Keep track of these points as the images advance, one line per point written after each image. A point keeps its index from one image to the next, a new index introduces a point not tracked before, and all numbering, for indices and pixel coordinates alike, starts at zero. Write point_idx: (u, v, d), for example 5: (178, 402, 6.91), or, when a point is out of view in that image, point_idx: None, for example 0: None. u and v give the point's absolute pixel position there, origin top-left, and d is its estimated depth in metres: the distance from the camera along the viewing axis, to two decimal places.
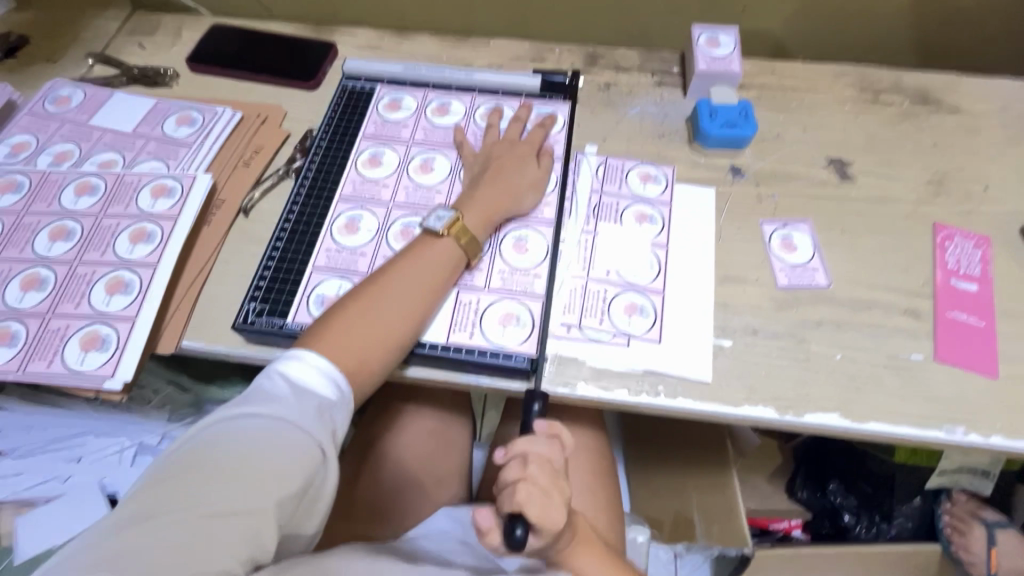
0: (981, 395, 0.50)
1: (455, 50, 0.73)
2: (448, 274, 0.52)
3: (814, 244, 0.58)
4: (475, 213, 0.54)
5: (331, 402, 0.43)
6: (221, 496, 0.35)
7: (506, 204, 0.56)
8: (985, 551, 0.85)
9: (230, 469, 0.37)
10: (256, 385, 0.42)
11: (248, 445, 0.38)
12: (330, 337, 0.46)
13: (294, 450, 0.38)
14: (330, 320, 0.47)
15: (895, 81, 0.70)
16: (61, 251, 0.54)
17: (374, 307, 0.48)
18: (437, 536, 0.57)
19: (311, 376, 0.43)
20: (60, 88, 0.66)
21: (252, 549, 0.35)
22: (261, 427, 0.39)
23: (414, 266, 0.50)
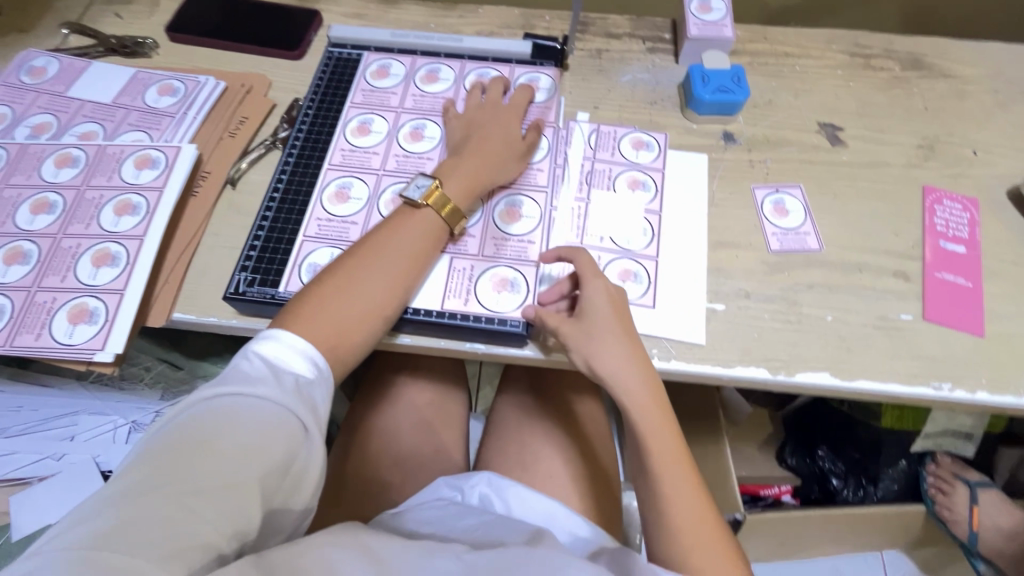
0: (968, 352, 0.51)
1: (443, 17, 0.71)
2: (429, 247, 0.51)
3: (805, 209, 0.58)
4: (457, 183, 0.53)
5: (311, 379, 0.43)
6: (205, 472, 0.36)
7: (490, 172, 0.55)
8: (967, 510, 0.88)
9: (211, 445, 0.37)
10: (235, 366, 0.42)
11: (226, 422, 0.38)
12: (309, 312, 0.46)
13: (272, 426, 0.39)
14: (308, 296, 0.46)
15: (886, 47, 0.70)
16: (43, 225, 0.53)
17: (352, 282, 0.47)
18: (436, 502, 0.56)
19: (289, 355, 0.43)
20: (34, 58, 0.64)
21: (237, 523, 0.35)
22: (243, 406, 0.39)
23: (395, 239, 0.50)
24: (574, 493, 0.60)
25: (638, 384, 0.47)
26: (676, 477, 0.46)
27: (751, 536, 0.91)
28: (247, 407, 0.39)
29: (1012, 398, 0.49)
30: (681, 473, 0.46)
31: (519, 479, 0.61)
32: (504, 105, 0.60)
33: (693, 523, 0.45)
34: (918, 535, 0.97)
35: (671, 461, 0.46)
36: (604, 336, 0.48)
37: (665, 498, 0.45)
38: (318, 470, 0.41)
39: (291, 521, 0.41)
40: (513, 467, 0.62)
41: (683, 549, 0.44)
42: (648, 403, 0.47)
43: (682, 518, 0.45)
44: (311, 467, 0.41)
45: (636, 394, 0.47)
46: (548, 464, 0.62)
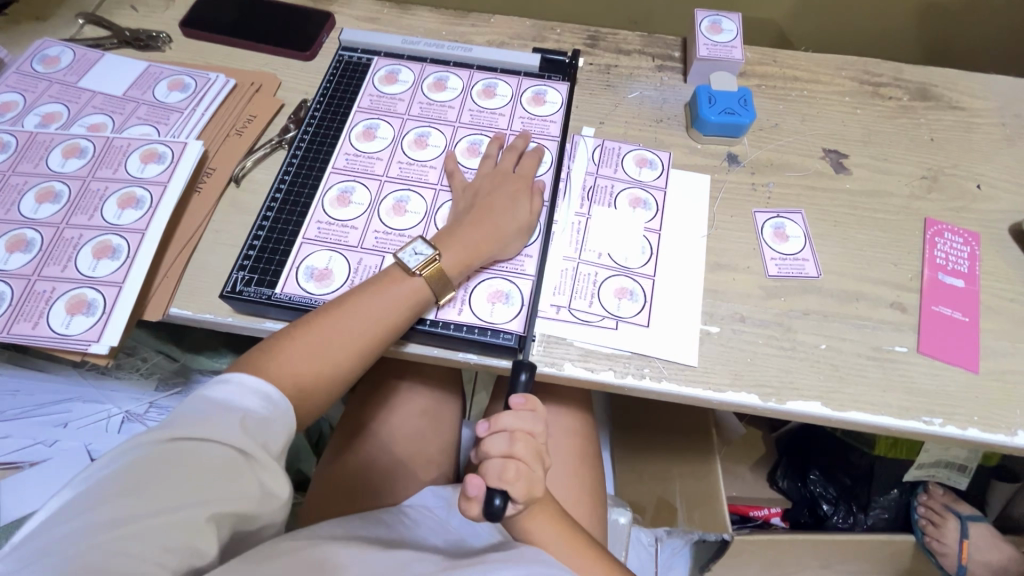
0: (961, 387, 0.51)
1: (454, 25, 0.72)
2: (409, 316, 0.49)
3: (805, 234, 0.58)
4: (452, 253, 0.51)
5: (265, 422, 0.42)
6: (154, 513, 0.35)
7: (486, 248, 0.52)
8: (957, 543, 0.87)
9: (160, 485, 0.36)
10: (192, 402, 0.40)
11: (174, 462, 0.37)
12: (272, 367, 0.45)
13: (223, 468, 0.38)
14: (276, 347, 0.46)
15: (895, 75, 0.70)
16: (47, 213, 0.54)
17: (319, 340, 0.47)
18: (423, 511, 0.58)
19: (242, 396, 0.42)
20: (48, 48, 0.65)
21: (188, 560, 0.35)
22: (193, 447, 0.37)
23: (375, 304, 0.48)
24: None
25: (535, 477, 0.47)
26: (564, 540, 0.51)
27: (737, 559, 0.91)
28: (197, 448, 0.38)
29: (1003, 437, 0.49)
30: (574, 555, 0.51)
31: None
32: (514, 173, 0.57)
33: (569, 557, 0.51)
34: (907, 565, 0.96)
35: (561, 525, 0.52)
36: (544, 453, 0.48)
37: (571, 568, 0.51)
38: (282, 498, 0.41)
39: (262, 536, 0.42)
40: None
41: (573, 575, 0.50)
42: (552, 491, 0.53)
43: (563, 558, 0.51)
44: (273, 497, 0.40)
45: None
46: None
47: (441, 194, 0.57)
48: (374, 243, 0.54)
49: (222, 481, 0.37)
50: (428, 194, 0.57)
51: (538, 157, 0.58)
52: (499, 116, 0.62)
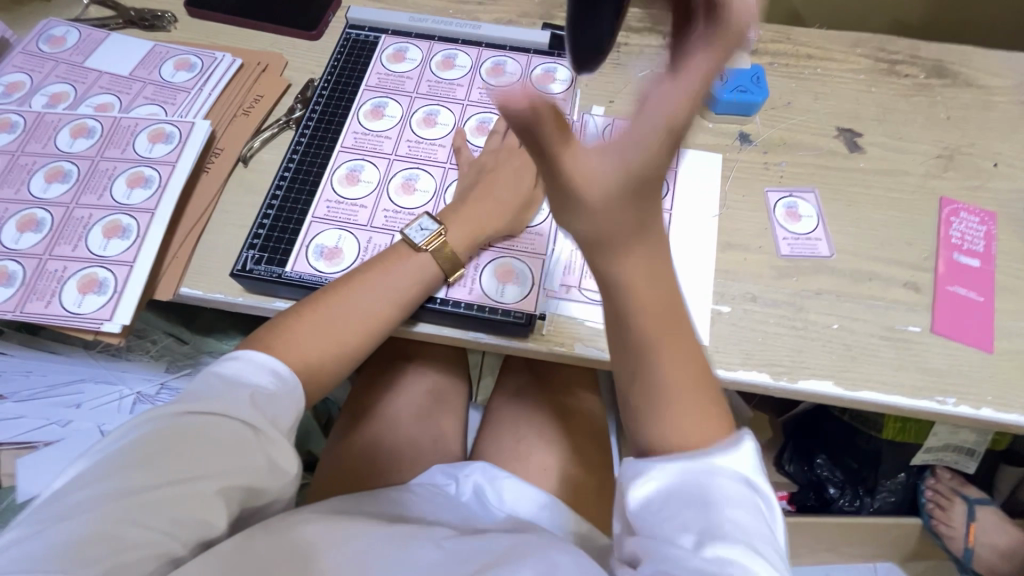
0: (974, 367, 0.51)
1: (462, 3, 0.71)
2: (417, 293, 0.49)
3: (818, 213, 0.58)
4: (460, 229, 0.51)
5: (274, 397, 0.42)
6: (162, 484, 0.36)
7: (493, 224, 0.52)
8: (964, 526, 0.88)
9: (170, 458, 0.36)
10: (203, 379, 0.41)
11: (183, 435, 0.37)
12: (282, 343, 0.45)
13: (233, 443, 0.38)
14: (286, 324, 0.46)
15: (911, 52, 0.68)
16: (57, 193, 0.54)
17: (329, 316, 0.47)
18: (431, 489, 0.58)
19: (251, 373, 0.42)
20: (54, 28, 0.64)
21: (197, 531, 0.36)
22: (201, 422, 0.38)
23: (383, 281, 0.48)
24: (569, 488, 0.60)
25: (649, 288, 0.38)
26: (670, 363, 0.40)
27: None
28: (206, 422, 0.38)
29: (1017, 416, 0.49)
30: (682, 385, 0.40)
31: (514, 469, 0.61)
32: (522, 150, 0.57)
33: (672, 374, 0.40)
34: (912, 547, 0.96)
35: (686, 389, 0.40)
36: (665, 241, 0.37)
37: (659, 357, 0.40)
38: (292, 473, 0.41)
39: (271, 509, 0.43)
40: (508, 456, 0.63)
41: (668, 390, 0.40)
42: (662, 286, 0.38)
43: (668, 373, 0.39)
44: (282, 473, 0.40)
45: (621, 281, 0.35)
46: (542, 456, 0.62)
47: (449, 172, 0.57)
48: (383, 222, 0.54)
49: (231, 454, 0.37)
50: (437, 173, 0.57)
51: None
52: None
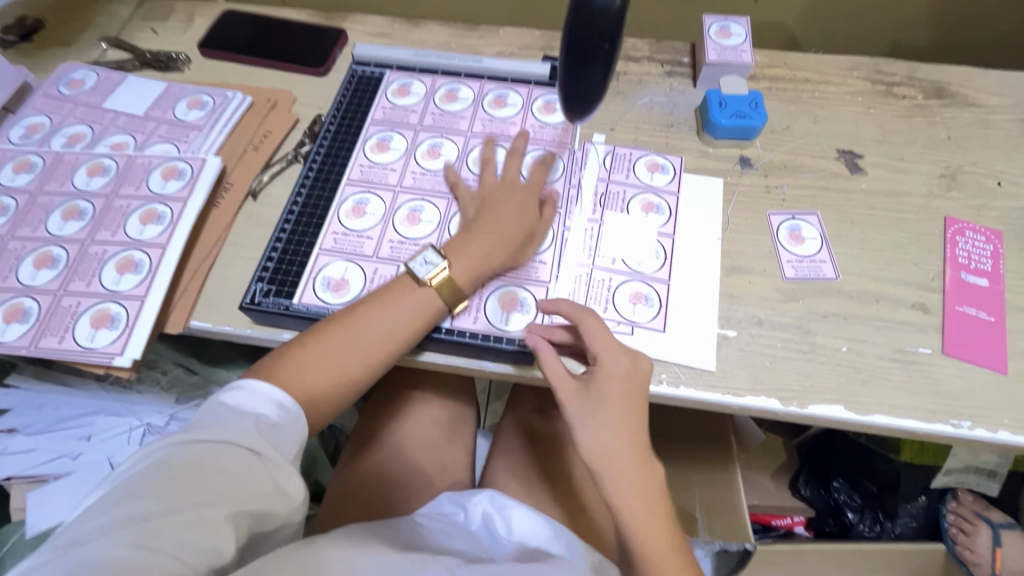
0: (988, 389, 0.50)
1: (464, 37, 0.73)
2: (420, 325, 0.49)
3: (822, 236, 0.58)
4: (461, 260, 0.51)
5: (277, 423, 0.42)
6: (173, 509, 0.35)
7: (494, 256, 0.52)
8: (989, 552, 0.85)
9: (176, 484, 0.36)
10: (206, 409, 0.41)
11: (192, 459, 0.37)
12: (282, 376, 0.45)
13: (239, 467, 0.38)
14: (287, 355, 0.46)
15: (908, 74, 0.69)
16: (73, 230, 0.55)
17: (330, 349, 0.47)
18: (438, 518, 0.58)
19: (255, 401, 0.42)
20: (74, 71, 0.67)
21: (207, 559, 0.35)
22: (207, 448, 0.38)
23: (384, 314, 0.49)
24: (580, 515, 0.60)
25: (619, 450, 0.46)
26: (643, 511, 0.46)
27: (761, 569, 0.89)
28: (211, 449, 0.38)
29: None
30: (656, 536, 0.46)
31: (523, 499, 0.61)
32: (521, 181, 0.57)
33: (646, 521, 0.46)
34: None
35: (659, 527, 0.46)
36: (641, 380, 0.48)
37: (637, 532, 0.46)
38: (298, 499, 0.41)
39: (278, 537, 0.43)
40: (517, 487, 0.63)
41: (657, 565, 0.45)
42: (631, 473, 0.46)
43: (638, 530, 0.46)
44: (289, 498, 0.40)
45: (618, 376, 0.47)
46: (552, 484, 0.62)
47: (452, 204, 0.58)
48: (389, 253, 0.55)
49: (236, 479, 0.37)
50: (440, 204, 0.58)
51: (547, 164, 0.59)
52: (511, 125, 0.63)
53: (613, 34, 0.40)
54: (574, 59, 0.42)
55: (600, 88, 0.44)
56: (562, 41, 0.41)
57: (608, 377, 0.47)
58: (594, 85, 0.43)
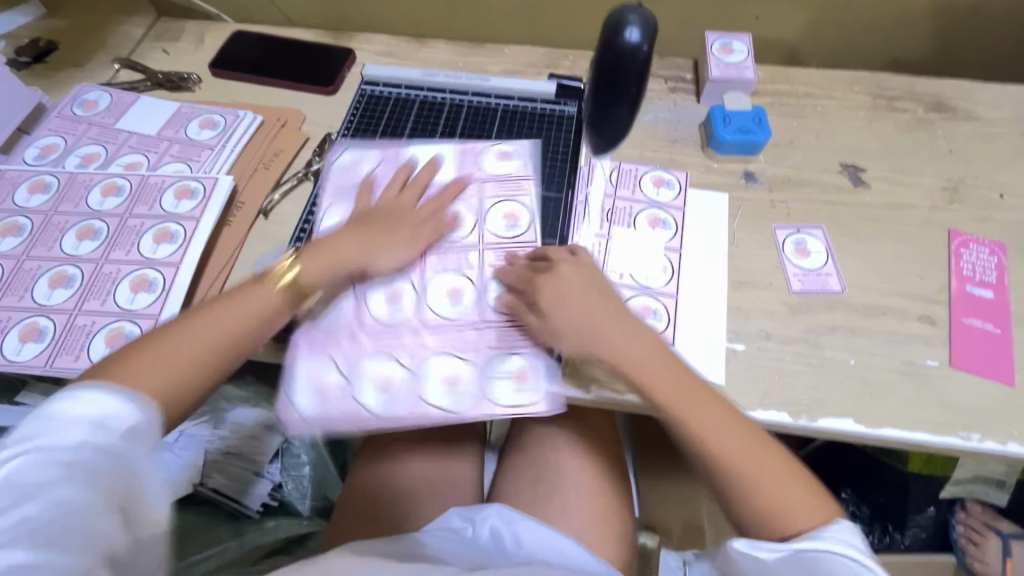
0: (996, 400, 0.50)
1: (470, 56, 0.74)
2: (252, 322, 0.48)
3: (827, 249, 0.58)
4: (317, 261, 0.53)
5: (136, 430, 0.37)
6: (23, 548, 0.30)
7: (355, 254, 0.54)
8: (999, 562, 0.83)
9: (17, 510, 0.31)
10: (40, 418, 0.35)
11: (31, 483, 0.32)
12: (126, 377, 0.42)
13: (93, 480, 0.33)
14: (124, 357, 0.44)
15: (908, 88, 0.70)
16: (87, 250, 0.56)
17: (175, 345, 0.45)
18: (445, 534, 0.58)
19: (97, 408, 0.36)
20: (87, 92, 0.68)
21: None
22: (55, 461, 0.33)
23: (220, 310, 0.48)
24: (590, 528, 0.60)
25: (651, 369, 0.48)
26: (704, 417, 0.46)
27: None
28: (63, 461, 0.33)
29: None
30: (740, 454, 0.45)
31: (533, 515, 0.61)
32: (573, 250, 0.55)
33: (725, 441, 0.45)
34: None
35: (740, 438, 0.45)
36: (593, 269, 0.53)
37: (750, 482, 0.44)
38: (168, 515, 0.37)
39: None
40: (527, 503, 0.63)
41: (768, 510, 0.43)
42: (670, 384, 0.47)
43: (735, 474, 0.44)
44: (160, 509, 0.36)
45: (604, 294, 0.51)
46: (561, 499, 0.62)
47: (485, 253, 0.56)
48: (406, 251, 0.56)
49: (93, 490, 0.33)
50: (486, 232, 0.57)
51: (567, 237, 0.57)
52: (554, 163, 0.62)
53: (636, 81, 0.54)
54: (604, 96, 0.56)
55: (627, 123, 0.59)
56: (597, 79, 0.55)
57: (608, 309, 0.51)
58: (623, 120, 0.58)
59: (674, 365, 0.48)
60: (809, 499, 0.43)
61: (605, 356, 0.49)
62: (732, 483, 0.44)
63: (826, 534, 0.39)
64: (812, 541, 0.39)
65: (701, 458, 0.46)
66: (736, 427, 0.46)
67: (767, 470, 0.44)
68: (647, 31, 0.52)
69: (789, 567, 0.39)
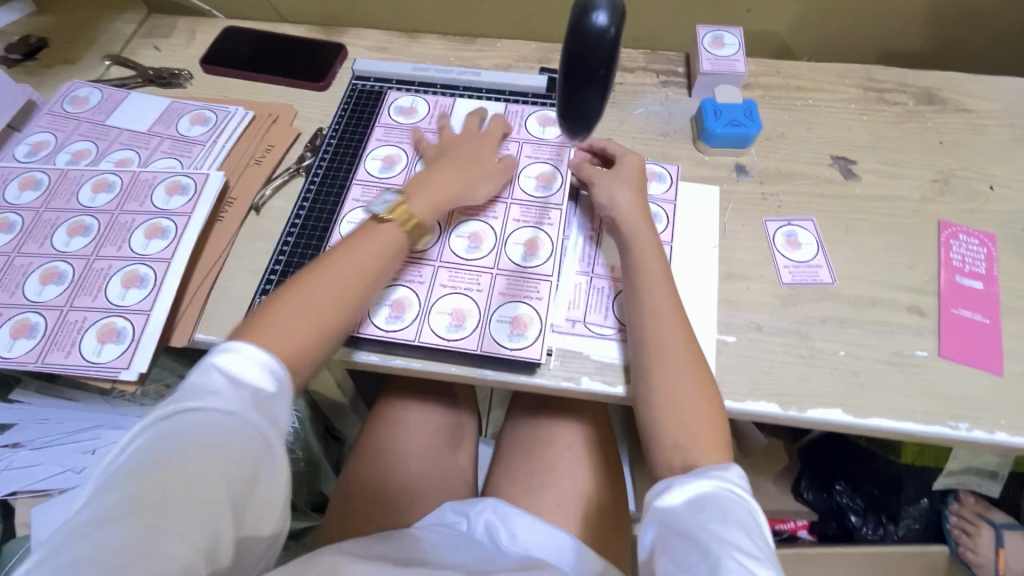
0: (985, 390, 0.50)
1: (462, 51, 0.74)
2: (383, 264, 0.51)
3: (818, 241, 0.58)
4: (423, 199, 0.54)
5: (271, 395, 0.43)
6: (185, 499, 0.36)
7: (460, 192, 0.56)
8: (992, 553, 0.84)
9: (178, 464, 0.37)
10: (193, 383, 0.41)
11: (183, 442, 0.38)
12: (273, 321, 0.46)
13: (233, 445, 0.39)
14: (267, 307, 0.47)
15: (899, 81, 0.70)
16: (78, 246, 0.56)
17: (310, 295, 0.47)
18: (439, 529, 0.58)
19: (247, 370, 0.42)
20: (78, 89, 0.68)
21: (211, 537, 0.36)
22: (205, 420, 0.40)
23: (351, 253, 0.50)
24: (583, 522, 0.61)
25: (658, 289, 0.51)
26: (677, 341, 0.48)
27: None
28: (214, 422, 0.40)
29: None
30: (690, 384, 0.47)
31: (527, 507, 0.61)
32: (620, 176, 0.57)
33: (683, 375, 0.47)
34: None
35: (693, 371, 0.48)
36: (641, 203, 0.55)
37: (667, 420, 0.46)
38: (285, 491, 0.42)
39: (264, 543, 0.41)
40: (521, 496, 0.63)
41: (681, 438, 0.46)
42: (668, 307, 0.50)
43: (669, 394, 0.47)
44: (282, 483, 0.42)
45: (626, 218, 0.54)
46: (555, 493, 0.62)
47: (513, 206, 0.59)
48: None
49: (233, 454, 0.39)
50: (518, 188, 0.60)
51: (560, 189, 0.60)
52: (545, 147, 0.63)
53: (609, 59, 0.35)
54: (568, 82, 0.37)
55: (597, 110, 0.39)
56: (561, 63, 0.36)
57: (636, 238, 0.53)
58: (588, 110, 0.38)
59: (675, 296, 0.51)
60: (717, 442, 0.46)
61: (630, 274, 0.52)
62: (654, 400, 0.47)
63: (722, 472, 0.42)
64: (712, 481, 0.41)
65: (643, 369, 0.49)
66: (697, 363, 0.48)
67: (702, 409, 0.46)
68: (614, 7, 0.34)
69: (693, 506, 0.40)
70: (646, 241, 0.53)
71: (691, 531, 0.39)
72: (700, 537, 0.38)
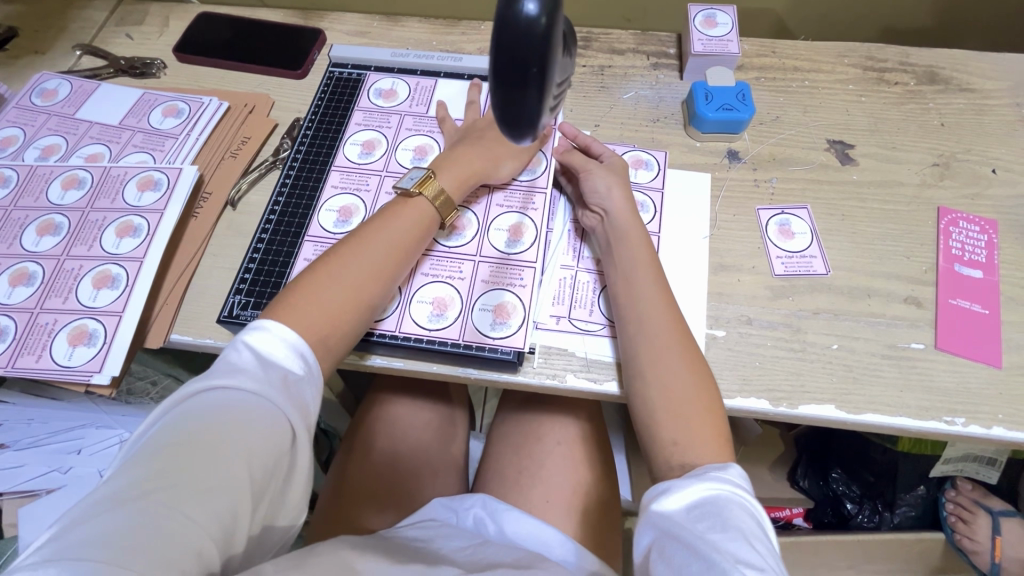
0: (982, 383, 0.49)
1: (446, 34, 0.71)
2: (415, 241, 0.50)
3: (812, 230, 0.56)
4: (449, 176, 0.53)
5: (299, 379, 0.41)
6: (205, 483, 0.35)
7: (484, 168, 0.55)
8: (989, 540, 0.84)
9: (199, 446, 0.36)
10: (222, 361, 0.41)
11: (213, 420, 0.37)
12: (302, 296, 0.45)
13: (258, 429, 0.38)
14: (300, 281, 0.46)
15: (901, 59, 0.67)
16: (48, 246, 0.54)
17: (342, 270, 0.47)
18: (427, 525, 0.57)
19: (277, 351, 0.41)
20: (47, 81, 0.66)
21: (226, 526, 0.35)
22: (230, 399, 0.38)
23: (383, 229, 0.49)
24: (573, 518, 0.60)
25: (648, 284, 0.49)
26: (671, 336, 0.47)
27: None
28: (239, 402, 0.38)
29: None
30: (686, 379, 0.45)
31: (516, 504, 0.60)
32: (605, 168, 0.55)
33: (678, 371, 0.46)
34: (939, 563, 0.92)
35: (690, 366, 0.46)
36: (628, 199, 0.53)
37: (662, 417, 0.45)
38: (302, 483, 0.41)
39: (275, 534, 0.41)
40: (509, 492, 0.62)
41: (675, 433, 0.44)
42: (658, 300, 0.48)
43: (663, 389, 0.45)
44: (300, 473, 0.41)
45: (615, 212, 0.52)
46: (544, 488, 0.61)
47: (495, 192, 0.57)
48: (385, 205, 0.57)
49: (258, 438, 0.37)
50: None
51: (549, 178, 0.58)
52: None
53: (545, 52, 0.29)
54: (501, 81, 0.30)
55: (540, 116, 0.31)
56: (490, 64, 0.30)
57: (626, 234, 0.51)
58: (526, 116, 0.31)
59: (665, 289, 0.49)
60: (717, 441, 0.44)
61: (619, 272, 0.50)
62: (652, 399, 0.46)
63: (722, 474, 0.41)
64: (714, 484, 0.40)
65: (636, 368, 0.47)
66: (694, 358, 0.46)
67: (699, 406, 0.45)
68: None
69: (694, 512, 0.39)
70: (635, 236, 0.51)
71: (691, 539, 0.37)
72: (701, 546, 0.36)
